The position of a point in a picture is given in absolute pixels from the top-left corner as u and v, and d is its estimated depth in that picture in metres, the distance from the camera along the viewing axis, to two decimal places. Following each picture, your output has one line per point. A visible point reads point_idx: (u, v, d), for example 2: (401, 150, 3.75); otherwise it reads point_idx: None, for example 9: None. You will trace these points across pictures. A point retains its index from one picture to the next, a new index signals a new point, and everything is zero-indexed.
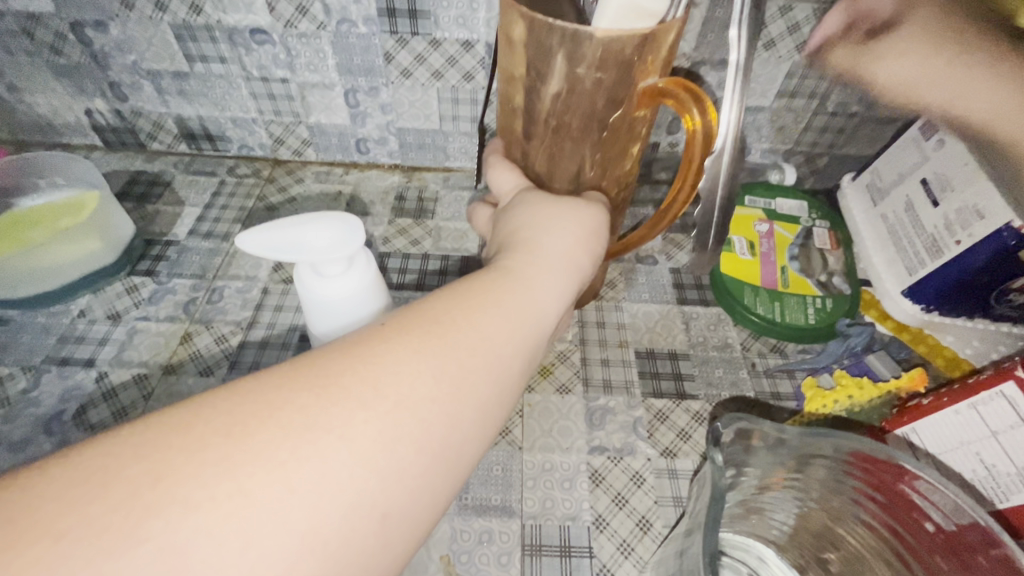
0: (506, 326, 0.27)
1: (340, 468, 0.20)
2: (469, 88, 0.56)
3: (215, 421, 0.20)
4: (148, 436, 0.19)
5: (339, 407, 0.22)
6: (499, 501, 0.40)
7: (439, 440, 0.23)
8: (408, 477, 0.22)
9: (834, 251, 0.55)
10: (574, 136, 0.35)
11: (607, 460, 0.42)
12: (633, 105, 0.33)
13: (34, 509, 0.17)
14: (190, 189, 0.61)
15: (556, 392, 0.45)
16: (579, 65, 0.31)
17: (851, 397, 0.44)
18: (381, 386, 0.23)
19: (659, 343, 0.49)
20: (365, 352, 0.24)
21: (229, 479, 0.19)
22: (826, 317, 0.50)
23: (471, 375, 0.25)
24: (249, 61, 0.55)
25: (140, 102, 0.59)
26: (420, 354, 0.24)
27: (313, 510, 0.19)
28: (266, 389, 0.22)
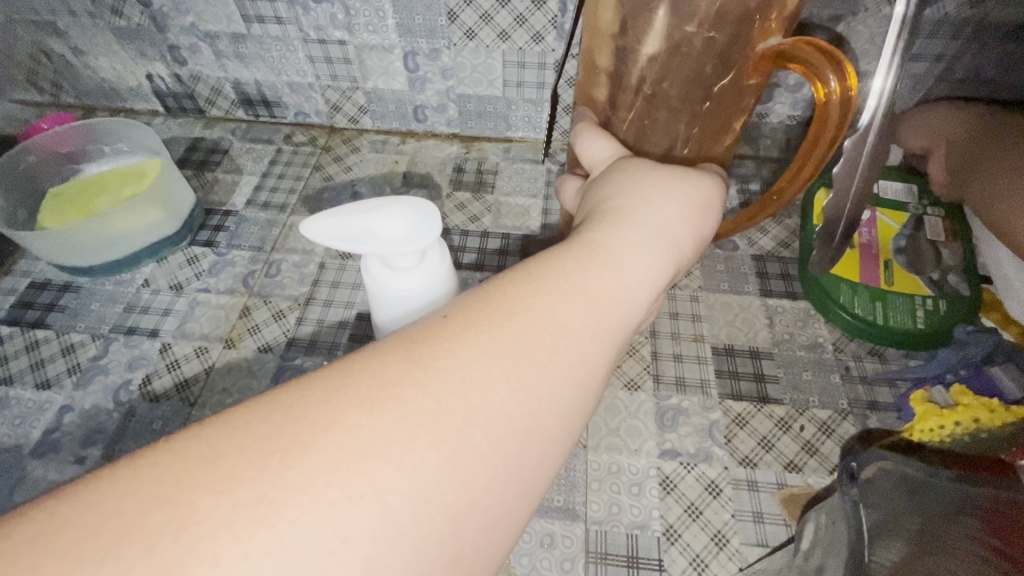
0: (585, 324, 0.25)
1: (399, 502, 0.18)
2: (537, 51, 0.51)
3: (247, 450, 0.18)
4: (175, 470, 0.17)
5: (392, 430, 0.19)
6: (562, 502, 0.37)
7: (511, 461, 0.21)
8: (477, 508, 0.20)
9: (948, 244, 0.48)
10: (671, 107, 0.30)
11: (679, 467, 0.39)
12: (747, 71, 0.29)
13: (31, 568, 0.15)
14: (248, 157, 0.60)
15: (625, 388, 0.42)
16: (688, 22, 0.26)
17: (977, 420, 0.38)
18: (442, 400, 0.20)
19: (739, 339, 0.45)
20: (421, 359, 0.21)
21: (271, 525, 0.17)
22: (938, 320, 0.44)
23: (544, 383, 0.23)
24: (306, 21, 0.52)
25: (198, 66, 0.58)
26: (486, 362, 0.22)
27: (371, 557, 0.17)
28: (306, 407, 0.19)
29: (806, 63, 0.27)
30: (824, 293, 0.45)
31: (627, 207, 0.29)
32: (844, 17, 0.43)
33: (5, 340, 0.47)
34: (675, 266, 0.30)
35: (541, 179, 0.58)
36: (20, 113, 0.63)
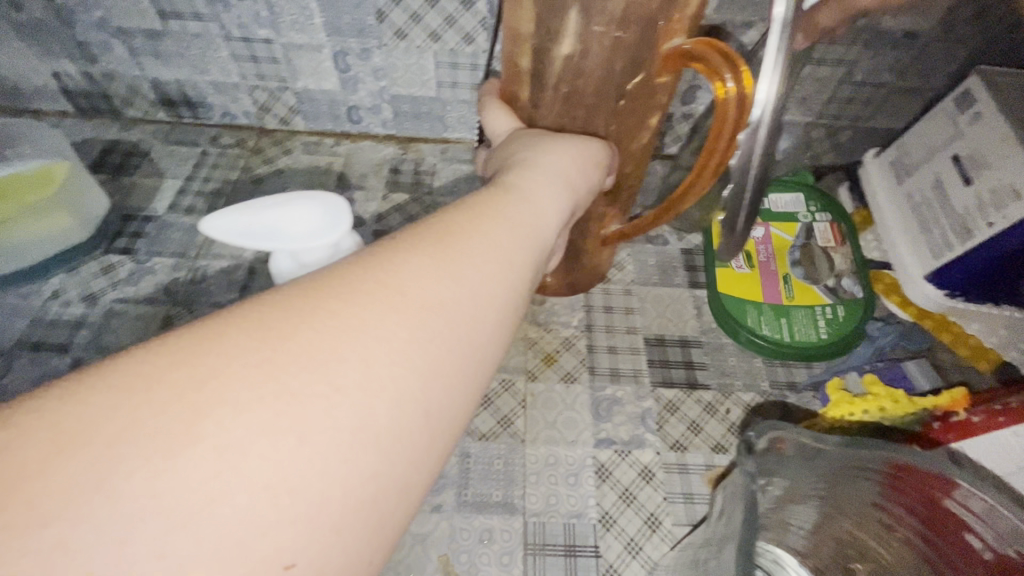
0: (516, 247, 0.24)
1: (329, 415, 0.17)
2: (469, 52, 0.52)
3: (152, 380, 0.17)
4: (112, 389, 0.17)
5: (317, 347, 0.18)
6: (501, 497, 0.38)
7: (448, 374, 0.20)
8: (414, 421, 0.19)
9: (840, 249, 0.50)
10: (587, 104, 0.32)
11: (614, 455, 0.40)
12: (656, 70, 0.30)
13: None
14: (170, 160, 0.57)
15: (561, 382, 0.43)
16: (597, 21, 0.27)
17: (883, 408, 0.40)
18: (390, 287, 0.21)
19: (669, 329, 0.47)
20: (347, 281, 0.20)
21: (185, 447, 0.16)
22: (837, 328, 0.46)
23: (478, 301, 0.22)
24: (228, 18, 0.50)
25: (111, 64, 0.55)
26: (418, 281, 0.21)
27: (343, 417, 0.18)
28: (222, 333, 0.18)
29: (707, 63, 0.29)
30: (730, 317, 0.46)
31: (542, 152, 0.31)
32: (754, 22, 0.46)
33: None
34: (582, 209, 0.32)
35: (479, 179, 0.58)
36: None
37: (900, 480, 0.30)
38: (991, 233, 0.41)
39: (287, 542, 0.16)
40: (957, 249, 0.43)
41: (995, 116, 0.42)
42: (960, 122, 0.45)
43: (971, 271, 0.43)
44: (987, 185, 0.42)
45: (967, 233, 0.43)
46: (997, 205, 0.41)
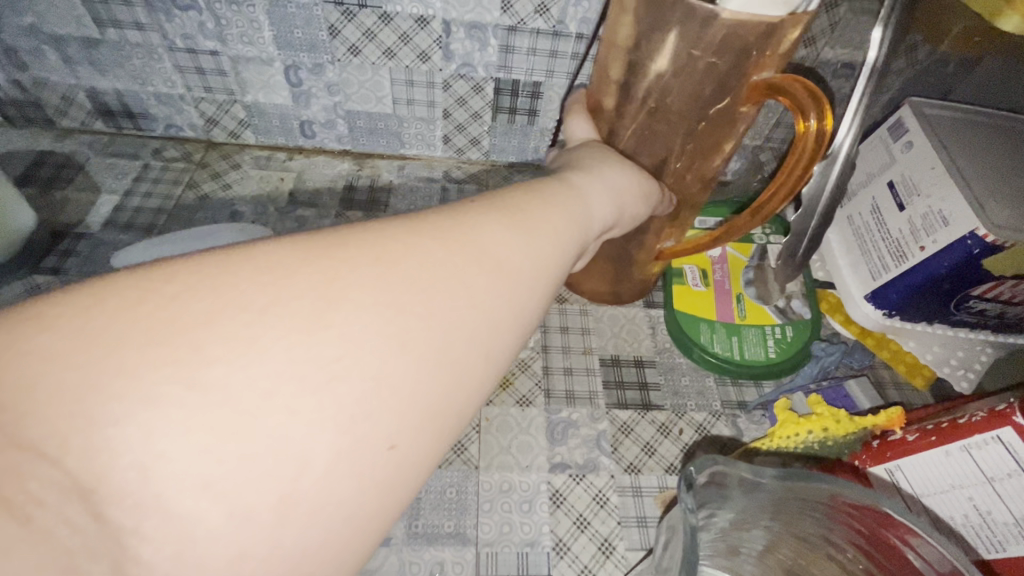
0: (575, 209, 0.26)
1: (432, 325, 0.19)
2: (425, 69, 0.51)
3: (294, 268, 0.18)
4: (225, 270, 0.18)
5: (425, 264, 0.20)
6: (452, 527, 0.37)
7: (523, 309, 0.22)
8: (492, 344, 0.21)
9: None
10: (671, 120, 0.35)
11: (569, 479, 0.40)
12: (741, 97, 0.33)
13: (79, 347, 0.15)
14: (108, 173, 0.55)
15: (516, 405, 0.43)
16: (694, 47, 0.31)
17: (825, 429, 0.39)
18: (470, 242, 0.21)
19: (624, 350, 0.47)
20: (447, 215, 0.22)
21: (323, 327, 0.18)
22: (787, 348, 0.47)
23: (550, 247, 0.24)
24: (171, 28, 0.48)
25: (43, 72, 0.52)
26: (499, 219, 0.23)
27: (414, 350, 0.19)
28: (350, 239, 0.20)
29: (793, 97, 0.31)
30: (684, 335, 0.47)
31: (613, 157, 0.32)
32: None
33: None
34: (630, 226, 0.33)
35: (437, 197, 0.58)
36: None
37: (847, 510, 0.30)
38: (924, 255, 0.43)
39: (389, 428, 0.18)
40: (896, 270, 0.45)
41: (927, 145, 0.44)
42: (894, 150, 0.47)
43: (906, 291, 0.45)
44: (918, 211, 0.44)
45: (902, 256, 0.44)
46: (927, 230, 0.43)
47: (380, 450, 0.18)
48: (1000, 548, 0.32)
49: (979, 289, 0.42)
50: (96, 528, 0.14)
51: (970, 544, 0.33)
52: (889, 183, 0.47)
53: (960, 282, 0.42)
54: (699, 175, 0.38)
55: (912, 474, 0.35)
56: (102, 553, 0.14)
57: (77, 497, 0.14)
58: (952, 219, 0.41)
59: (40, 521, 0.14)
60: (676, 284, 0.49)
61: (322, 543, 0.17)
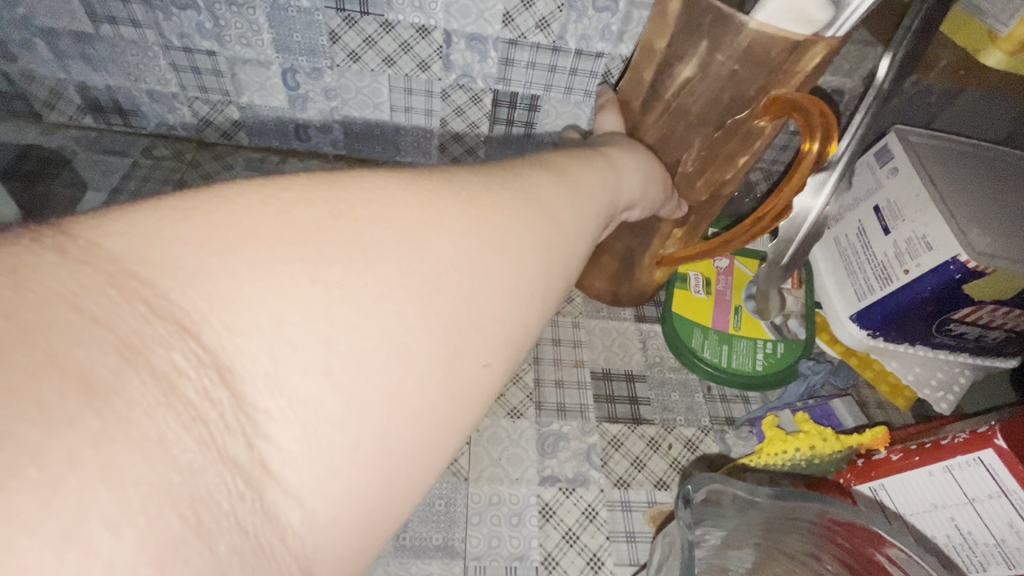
0: (615, 178, 0.29)
1: (518, 252, 0.20)
2: (424, 78, 0.51)
3: (394, 187, 0.19)
4: (309, 193, 0.17)
5: (507, 199, 0.21)
6: (440, 540, 0.36)
7: (581, 254, 0.24)
8: (558, 281, 0.22)
9: (794, 289, 0.51)
10: (690, 121, 0.38)
11: (558, 493, 0.39)
12: (758, 111, 0.35)
13: (201, 233, 0.15)
14: (96, 170, 0.54)
15: (507, 416, 0.43)
16: (722, 52, 0.34)
17: (813, 448, 0.39)
18: (538, 191, 0.23)
19: (615, 363, 0.48)
20: (514, 165, 0.24)
21: (420, 247, 0.18)
22: (775, 363, 0.48)
23: (598, 206, 0.26)
24: (167, 27, 0.48)
25: (33, 65, 0.51)
26: (555, 179, 0.24)
27: (499, 281, 0.20)
28: (439, 172, 0.21)
29: (806, 117, 0.34)
30: (679, 340, 0.48)
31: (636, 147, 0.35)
32: None
33: None
34: (649, 212, 0.36)
35: None
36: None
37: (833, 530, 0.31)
38: (908, 278, 0.44)
39: (484, 347, 0.19)
40: (881, 291, 0.46)
41: (911, 171, 0.46)
42: (880, 175, 0.49)
43: (890, 312, 0.46)
44: (903, 235, 0.45)
45: (887, 278, 0.46)
46: (911, 254, 0.44)
47: (477, 367, 0.19)
48: (982, 569, 0.32)
49: (959, 313, 0.44)
50: (230, 405, 0.14)
51: (956, 566, 0.33)
52: (874, 208, 0.48)
53: (942, 306, 0.44)
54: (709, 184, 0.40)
55: (895, 493, 0.36)
56: (236, 429, 0.14)
57: (213, 373, 0.14)
58: (936, 244, 0.42)
59: (181, 391, 0.14)
60: (677, 288, 0.51)
61: (422, 449, 0.17)
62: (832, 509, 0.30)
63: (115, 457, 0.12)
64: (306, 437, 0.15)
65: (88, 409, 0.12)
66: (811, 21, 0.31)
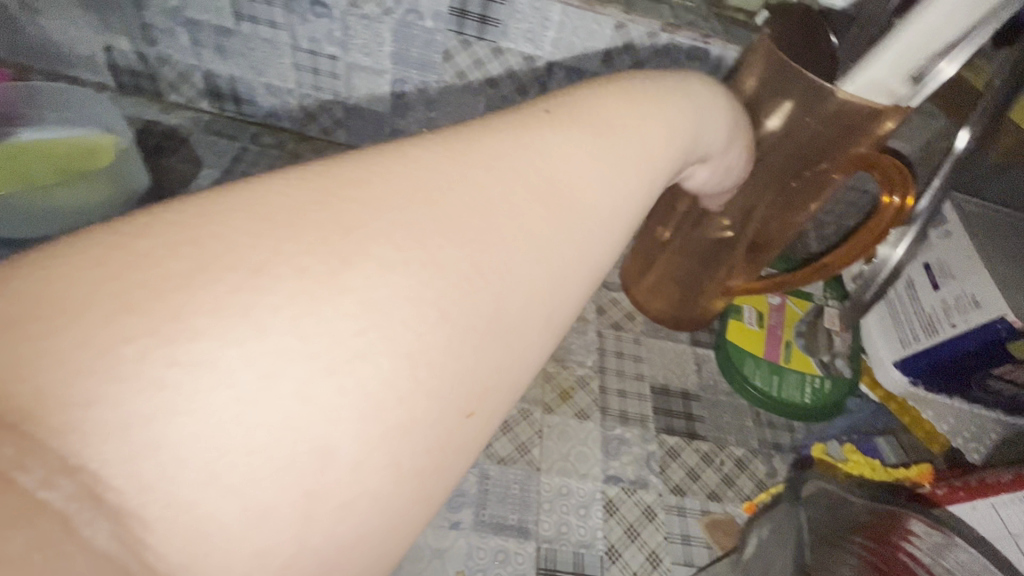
0: (655, 149, 0.25)
1: (488, 294, 0.18)
2: (520, 101, 0.56)
3: (330, 201, 0.17)
4: (239, 217, 0.16)
5: (489, 215, 0.19)
6: (516, 520, 0.39)
7: (591, 270, 0.22)
8: (560, 304, 0.21)
9: (841, 332, 0.56)
10: (772, 172, 0.40)
11: (621, 491, 0.43)
12: (838, 165, 0.39)
13: (182, 249, 0.15)
14: (210, 150, 0.60)
15: (576, 417, 0.46)
16: (810, 115, 0.37)
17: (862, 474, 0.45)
18: (528, 195, 0.20)
19: (673, 381, 0.51)
20: (502, 153, 0.20)
21: (335, 292, 0.16)
22: (822, 398, 0.51)
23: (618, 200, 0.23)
24: (301, 31, 0.53)
25: (170, 50, 0.55)
26: (560, 166, 0.21)
27: (467, 327, 0.18)
28: (395, 176, 0.18)
29: (884, 175, 0.37)
30: (732, 365, 0.52)
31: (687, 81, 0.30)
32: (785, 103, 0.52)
33: None
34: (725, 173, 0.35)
35: None
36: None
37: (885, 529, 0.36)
38: (954, 331, 0.47)
39: (466, 398, 0.18)
40: (928, 340, 0.49)
41: (963, 234, 0.50)
42: (932, 236, 0.53)
43: (936, 361, 0.49)
44: (952, 292, 0.49)
45: (933, 330, 0.49)
46: (958, 310, 0.47)
47: (461, 419, 0.18)
48: None
49: (1001, 368, 0.46)
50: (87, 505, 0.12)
51: None
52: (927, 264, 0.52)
53: (985, 362, 0.46)
54: (780, 227, 0.44)
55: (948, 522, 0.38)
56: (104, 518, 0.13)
57: (59, 475, 0.12)
58: (983, 302, 0.46)
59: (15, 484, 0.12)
60: (731, 319, 0.55)
61: (379, 521, 0.16)
62: (911, 512, 0.36)
63: (139, 455, 0.13)
64: (192, 544, 0.14)
65: (121, 413, 0.13)
66: (894, 94, 0.34)
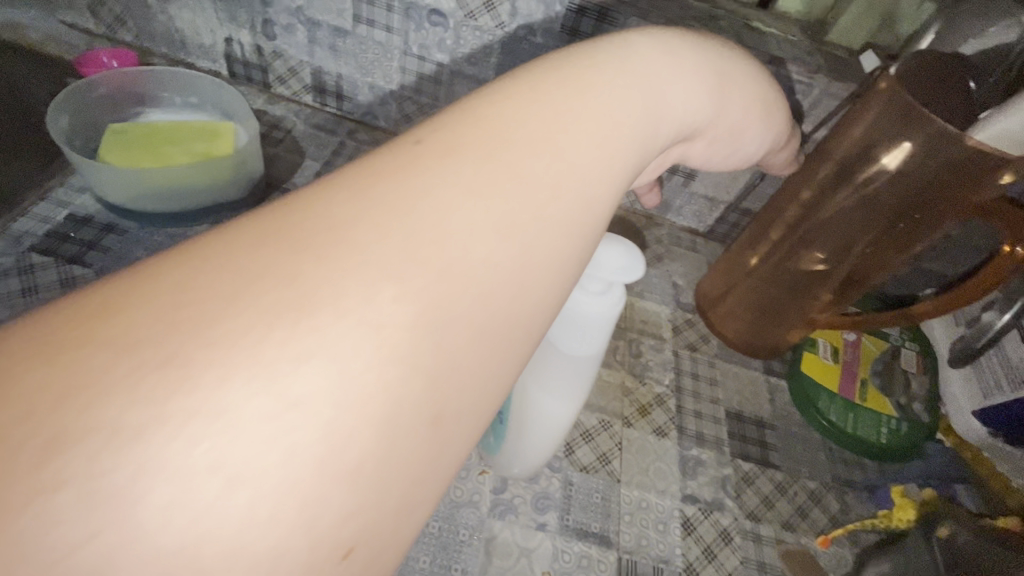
0: (601, 160, 0.21)
1: (383, 358, 0.16)
2: None
3: (150, 292, 0.14)
4: (64, 329, 0.14)
5: (333, 266, 0.16)
6: (598, 529, 0.40)
7: (538, 303, 0.20)
8: (500, 345, 0.18)
9: (919, 375, 0.55)
10: (880, 205, 0.42)
11: (698, 511, 0.43)
12: (952, 208, 0.40)
13: (62, 336, 0.13)
14: (311, 142, 0.62)
15: (653, 433, 0.47)
16: (931, 159, 0.38)
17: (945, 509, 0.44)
18: (398, 243, 0.17)
19: (747, 407, 0.51)
20: (389, 204, 0.17)
21: (142, 407, 0.13)
22: (898, 440, 0.50)
23: (561, 243, 0.20)
24: (414, 37, 0.55)
25: (286, 45, 0.58)
26: (443, 207, 0.18)
27: (336, 419, 0.15)
28: (256, 244, 0.16)
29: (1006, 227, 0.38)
30: (807, 399, 0.52)
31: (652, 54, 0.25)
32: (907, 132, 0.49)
33: (37, 268, 0.46)
34: (732, 151, 0.31)
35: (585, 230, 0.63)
36: (54, 28, 0.58)
37: None
38: None
39: (362, 490, 0.15)
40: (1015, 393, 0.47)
41: None
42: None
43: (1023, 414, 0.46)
44: None
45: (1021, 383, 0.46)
46: None
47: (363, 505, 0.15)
48: None
49: None
50: None
51: None
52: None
53: None
54: (880, 262, 0.46)
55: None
56: None
57: None
58: None
59: None
60: (806, 352, 0.54)
61: None
62: None
63: None
64: None
65: None
66: None
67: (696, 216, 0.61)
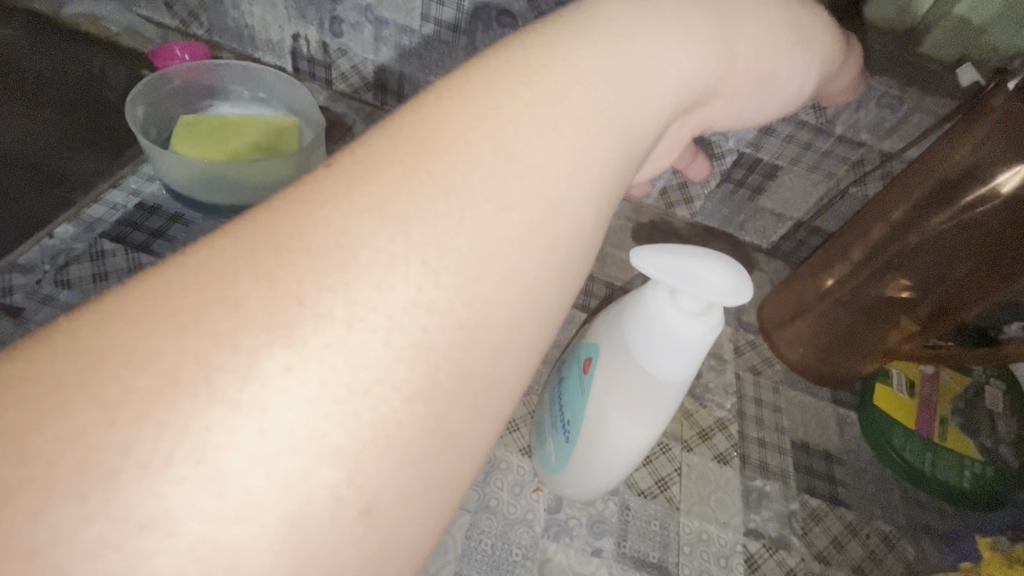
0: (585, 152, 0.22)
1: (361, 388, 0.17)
2: None
3: (135, 330, 0.16)
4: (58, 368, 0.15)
5: (306, 293, 0.17)
6: (657, 559, 0.39)
7: (539, 296, 0.21)
8: (498, 349, 0.20)
9: (1007, 418, 0.48)
10: (980, 233, 0.40)
11: (762, 548, 0.41)
12: None
13: (67, 375, 0.15)
14: None
15: (715, 460, 0.44)
16: None
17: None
18: (358, 260, 0.18)
19: (814, 439, 0.48)
20: (313, 252, 0.17)
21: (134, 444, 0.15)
22: (982, 486, 0.45)
23: (537, 257, 0.21)
24: (481, 37, 0.54)
25: (351, 43, 0.58)
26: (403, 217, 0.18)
27: (328, 454, 0.16)
28: (237, 276, 0.17)
29: None
30: (880, 433, 0.48)
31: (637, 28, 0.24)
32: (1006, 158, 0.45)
33: (106, 256, 0.47)
34: (761, 99, 0.30)
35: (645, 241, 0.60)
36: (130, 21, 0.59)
37: None
38: None
39: (347, 515, 0.16)
40: None
41: None
42: None
43: None
44: None
45: None
46: None
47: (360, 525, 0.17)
48: None
49: None
50: None
51: None
52: None
53: None
54: (971, 294, 0.43)
55: None
56: None
57: None
58: None
59: None
60: (879, 381, 0.50)
61: None
62: None
63: None
64: None
65: None
66: None
67: (759, 231, 0.58)
